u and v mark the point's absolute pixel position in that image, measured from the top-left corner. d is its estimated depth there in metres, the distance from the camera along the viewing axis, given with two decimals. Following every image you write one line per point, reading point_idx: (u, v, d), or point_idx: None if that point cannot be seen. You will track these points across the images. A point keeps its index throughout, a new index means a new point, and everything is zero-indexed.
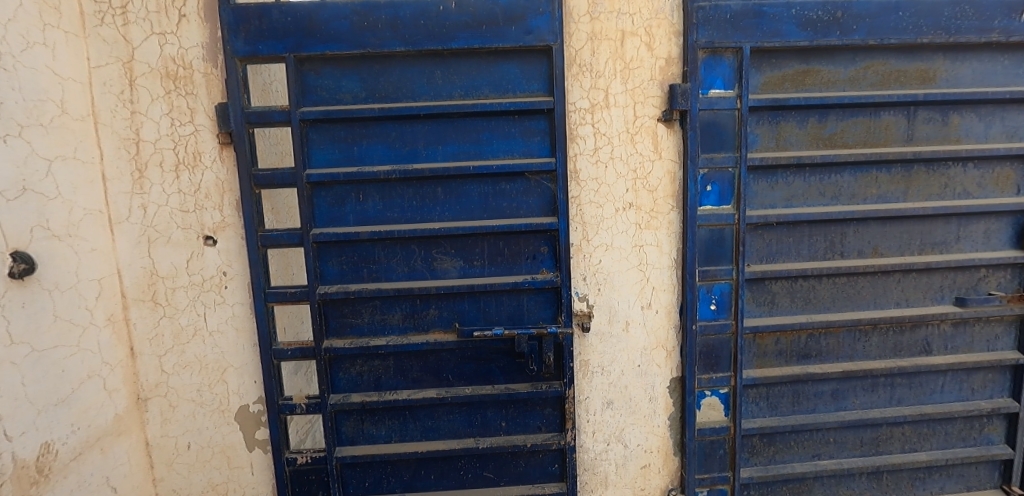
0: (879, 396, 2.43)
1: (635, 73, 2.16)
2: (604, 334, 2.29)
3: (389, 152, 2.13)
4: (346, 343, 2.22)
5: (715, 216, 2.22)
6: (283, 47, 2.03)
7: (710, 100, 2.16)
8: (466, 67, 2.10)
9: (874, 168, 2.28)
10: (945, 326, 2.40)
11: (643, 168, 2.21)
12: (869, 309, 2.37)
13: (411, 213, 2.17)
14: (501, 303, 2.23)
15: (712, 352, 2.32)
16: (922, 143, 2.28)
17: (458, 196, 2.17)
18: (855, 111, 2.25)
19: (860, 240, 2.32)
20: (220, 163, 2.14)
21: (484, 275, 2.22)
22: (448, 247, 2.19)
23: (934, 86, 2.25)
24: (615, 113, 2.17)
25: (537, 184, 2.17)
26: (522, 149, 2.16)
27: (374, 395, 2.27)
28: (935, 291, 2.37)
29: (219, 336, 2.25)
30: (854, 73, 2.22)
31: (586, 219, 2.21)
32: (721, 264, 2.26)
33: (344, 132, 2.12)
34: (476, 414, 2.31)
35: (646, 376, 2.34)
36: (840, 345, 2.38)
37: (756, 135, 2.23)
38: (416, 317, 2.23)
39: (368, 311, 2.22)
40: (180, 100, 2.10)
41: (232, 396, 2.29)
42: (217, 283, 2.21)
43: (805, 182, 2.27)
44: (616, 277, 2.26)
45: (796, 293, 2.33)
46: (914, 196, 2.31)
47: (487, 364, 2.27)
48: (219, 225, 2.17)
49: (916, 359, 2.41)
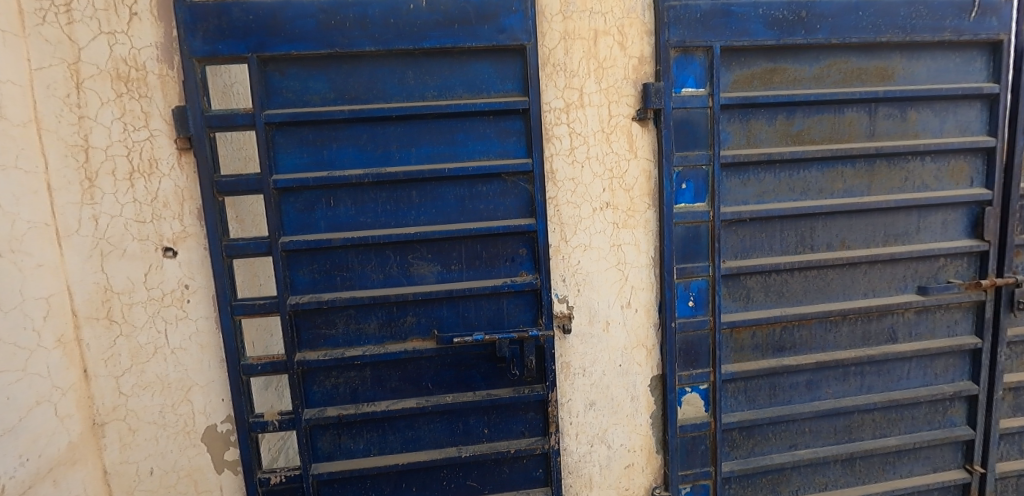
0: (850, 385, 2.50)
1: (609, 72, 2.15)
2: (585, 335, 2.28)
3: (361, 155, 2.06)
4: (319, 355, 2.13)
5: (691, 213, 2.23)
6: (244, 47, 1.93)
7: (682, 99, 2.17)
8: (438, 67, 2.05)
9: (840, 163, 2.34)
10: (909, 314, 2.48)
11: (619, 167, 2.20)
12: (839, 301, 2.43)
13: (385, 218, 2.10)
14: (481, 307, 2.18)
15: (691, 348, 2.33)
16: (883, 138, 2.36)
17: (433, 199, 2.11)
18: (820, 108, 2.30)
19: (828, 234, 2.38)
20: (179, 170, 2.02)
21: (462, 279, 2.17)
22: (425, 252, 2.13)
23: (892, 83, 2.33)
24: (590, 113, 2.16)
25: (514, 185, 2.14)
26: (497, 150, 2.12)
27: (351, 408, 2.18)
28: (899, 280, 2.46)
29: (182, 353, 2.12)
30: (818, 71, 2.28)
31: (564, 220, 2.19)
32: (697, 261, 2.28)
33: (312, 135, 2.03)
34: (457, 422, 2.25)
35: (627, 375, 2.34)
36: (813, 336, 2.44)
37: (728, 133, 2.26)
38: (393, 325, 2.16)
39: (342, 321, 2.14)
40: (133, 103, 1.98)
41: (198, 417, 2.16)
42: (178, 298, 2.08)
43: (775, 178, 2.31)
44: (595, 277, 2.25)
45: (770, 288, 2.37)
46: (878, 190, 2.39)
47: (468, 370, 2.21)
48: (179, 235, 2.05)
49: (883, 347, 2.49)
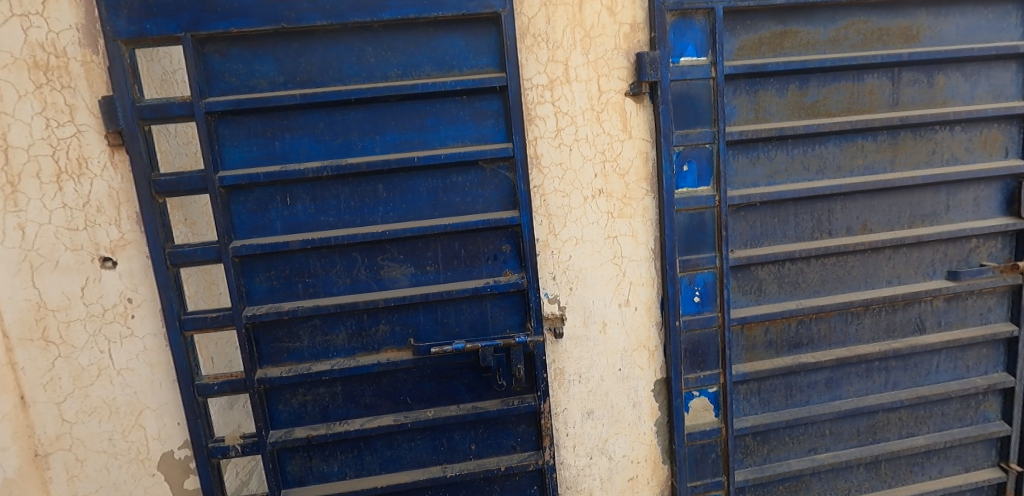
0: (873, 382, 2.27)
1: (597, 42, 1.90)
2: (579, 338, 2.05)
3: (318, 145, 1.82)
4: (282, 371, 1.91)
5: (693, 199, 1.99)
6: (176, 26, 1.68)
7: (681, 70, 1.92)
8: (402, 43, 1.80)
9: (860, 136, 2.09)
10: (938, 302, 2.25)
11: (612, 150, 1.96)
12: (861, 291, 2.19)
13: (350, 215, 1.87)
14: (462, 312, 1.95)
15: (698, 349, 2.10)
16: (907, 107, 2.10)
17: (402, 192, 1.87)
18: (837, 75, 2.04)
19: (848, 216, 2.13)
20: (112, 169, 1.78)
21: (440, 281, 1.94)
22: (396, 252, 1.90)
23: (918, 44, 2.07)
24: (578, 89, 1.91)
25: (493, 174, 1.89)
26: (472, 134, 1.88)
27: (321, 428, 1.97)
28: (926, 265, 2.22)
29: (129, 375, 1.90)
30: (834, 33, 2.02)
31: (551, 211, 1.95)
32: (703, 252, 2.04)
33: (261, 124, 1.79)
34: (441, 438, 2.03)
35: (628, 380, 2.11)
36: (832, 330, 2.20)
37: (733, 107, 2.01)
38: (364, 335, 1.93)
39: (307, 332, 1.91)
40: (55, 96, 1.72)
41: (152, 443, 1.95)
42: (121, 313, 1.86)
43: (787, 156, 2.06)
44: (589, 273, 2.01)
45: (784, 279, 2.14)
46: (902, 165, 2.14)
47: (450, 381, 1.99)
48: (117, 243, 1.82)
49: (909, 339, 2.26)
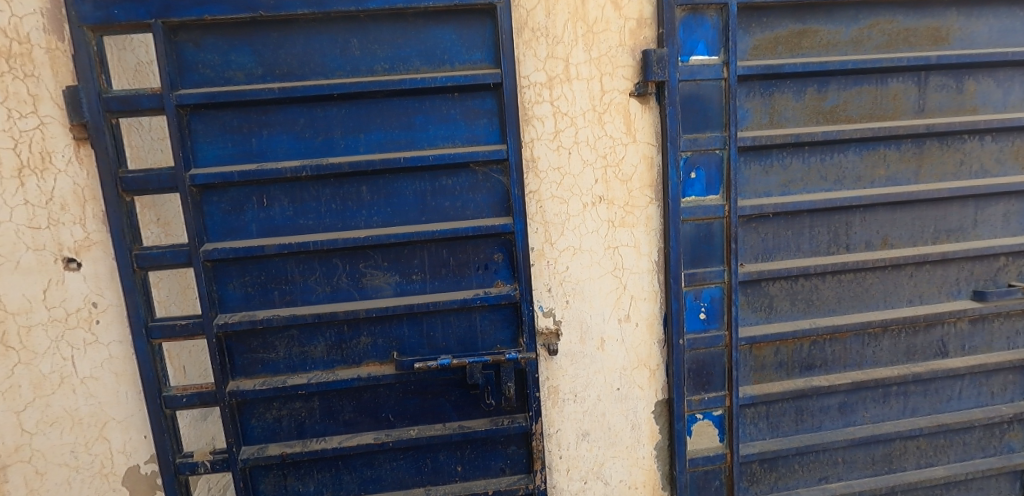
0: (891, 408, 2.12)
1: (600, 38, 1.76)
2: (575, 355, 1.91)
3: (298, 143, 1.70)
4: (256, 384, 1.79)
5: (701, 208, 1.85)
6: (145, 12, 1.56)
7: (691, 69, 1.79)
8: (390, 35, 1.67)
9: (882, 144, 1.94)
10: (962, 324, 2.09)
11: (614, 154, 1.82)
12: (879, 310, 2.04)
13: (330, 219, 1.74)
14: (450, 325, 1.82)
15: (703, 369, 1.96)
16: (934, 114, 1.95)
17: (387, 195, 1.74)
18: (859, 79, 1.90)
19: (867, 230, 1.98)
20: (77, 165, 1.66)
21: (426, 291, 1.81)
22: (380, 259, 1.77)
23: (947, 46, 1.92)
24: (579, 88, 1.77)
25: (485, 178, 1.76)
26: (464, 134, 1.75)
27: (297, 445, 1.84)
28: (950, 284, 2.07)
29: (93, 384, 1.78)
30: (857, 33, 1.87)
31: (547, 218, 1.82)
32: (710, 266, 1.90)
33: (237, 120, 1.67)
34: (425, 459, 1.90)
35: (627, 401, 1.97)
36: (847, 352, 2.05)
37: (746, 111, 1.86)
38: (344, 347, 1.80)
39: (283, 343, 1.79)
40: (17, 85, 1.61)
41: (118, 457, 1.84)
42: (85, 318, 1.74)
43: (803, 164, 1.92)
44: (587, 286, 1.88)
45: (797, 296, 1.99)
46: (927, 177, 1.99)
47: (436, 398, 1.86)
48: (82, 244, 1.70)
49: (930, 363, 2.11)
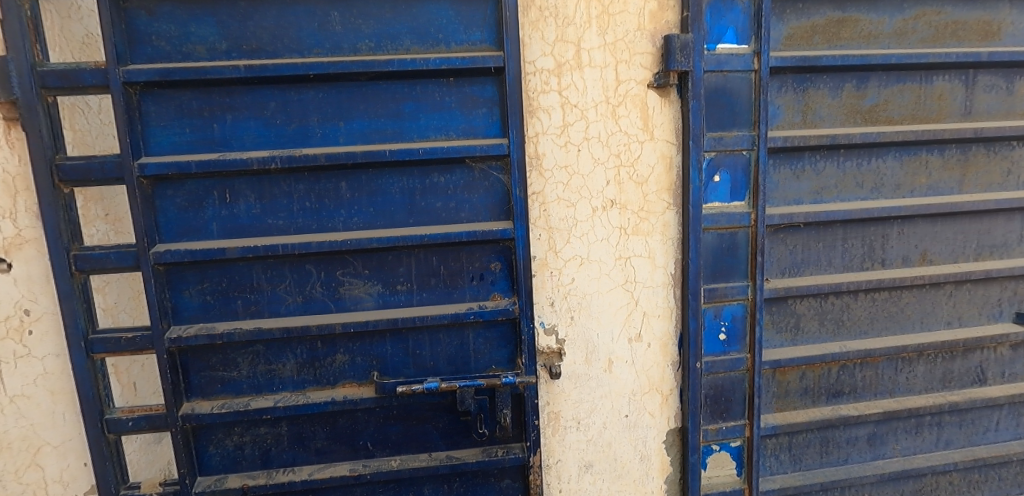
0: (923, 439, 1.93)
1: (617, 20, 1.55)
2: (579, 378, 1.70)
3: (267, 131, 1.47)
4: (214, 407, 1.56)
5: (725, 217, 1.65)
6: None
7: (717, 59, 1.58)
8: (377, 8, 1.45)
9: (924, 149, 1.75)
10: (1003, 350, 1.91)
11: (628, 152, 1.61)
12: (914, 333, 1.85)
13: (304, 219, 1.52)
14: (439, 343, 1.60)
15: (721, 395, 1.76)
16: (982, 118, 1.76)
17: (370, 194, 1.52)
18: (902, 75, 1.71)
19: (905, 244, 1.79)
20: (7, 149, 1.42)
21: (412, 304, 1.59)
22: (360, 267, 1.55)
23: (998, 42, 1.73)
24: (590, 76, 1.56)
25: (483, 176, 1.55)
26: (459, 125, 1.53)
27: (261, 477, 1.61)
28: (992, 305, 1.88)
29: (24, 403, 1.54)
30: (901, 24, 1.68)
31: (552, 223, 1.61)
32: (732, 281, 1.70)
33: (196, 102, 1.44)
34: (407, 493, 1.68)
35: (636, 429, 1.76)
36: (878, 378, 1.86)
37: (777, 107, 1.66)
38: (317, 365, 1.58)
39: (247, 360, 1.56)
40: None
41: (53, 486, 1.59)
42: (15, 328, 1.50)
43: (838, 170, 1.72)
44: (594, 300, 1.66)
45: (826, 316, 1.79)
46: (972, 187, 1.79)
47: (421, 425, 1.64)
48: (12, 242, 1.46)
49: (967, 391, 1.91)
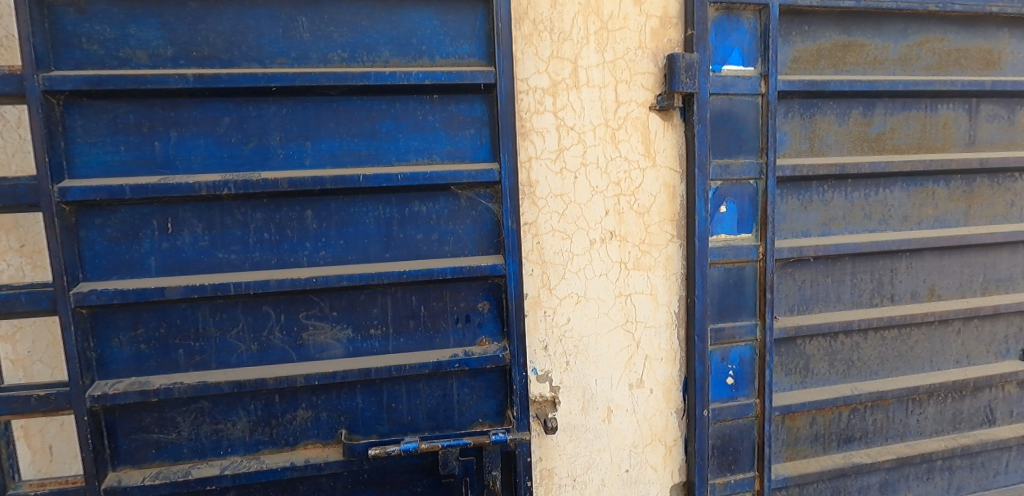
0: (935, 485, 1.81)
1: (616, 37, 1.42)
2: (575, 430, 1.52)
3: (219, 151, 1.26)
4: (145, 477, 1.30)
5: (732, 250, 1.52)
6: None
7: (723, 81, 1.47)
8: (352, 15, 1.28)
9: (931, 180, 1.67)
10: (1010, 388, 1.82)
11: (629, 180, 1.47)
12: (924, 373, 1.75)
13: (262, 253, 1.30)
14: (418, 394, 1.40)
15: (729, 446, 1.60)
16: (985, 148, 1.70)
17: (340, 224, 1.32)
18: (907, 103, 1.63)
19: (913, 279, 1.69)
20: None
21: (388, 350, 1.38)
22: (327, 308, 1.34)
23: (999, 71, 1.68)
24: (588, 96, 1.42)
25: (470, 204, 1.37)
26: (443, 147, 1.35)
27: None
28: (999, 342, 1.80)
29: None
30: (906, 50, 1.61)
31: (546, 257, 1.44)
32: (740, 320, 1.56)
33: (134, 116, 1.23)
34: None
35: (637, 485, 1.58)
36: (890, 421, 1.74)
37: (784, 134, 1.56)
38: (274, 424, 1.35)
39: (189, 420, 1.32)
40: None
41: None
42: None
43: (846, 201, 1.62)
44: (592, 343, 1.49)
45: (835, 356, 1.67)
46: (977, 219, 1.72)
47: (396, 490, 1.42)
48: None
49: (977, 433, 1.82)
